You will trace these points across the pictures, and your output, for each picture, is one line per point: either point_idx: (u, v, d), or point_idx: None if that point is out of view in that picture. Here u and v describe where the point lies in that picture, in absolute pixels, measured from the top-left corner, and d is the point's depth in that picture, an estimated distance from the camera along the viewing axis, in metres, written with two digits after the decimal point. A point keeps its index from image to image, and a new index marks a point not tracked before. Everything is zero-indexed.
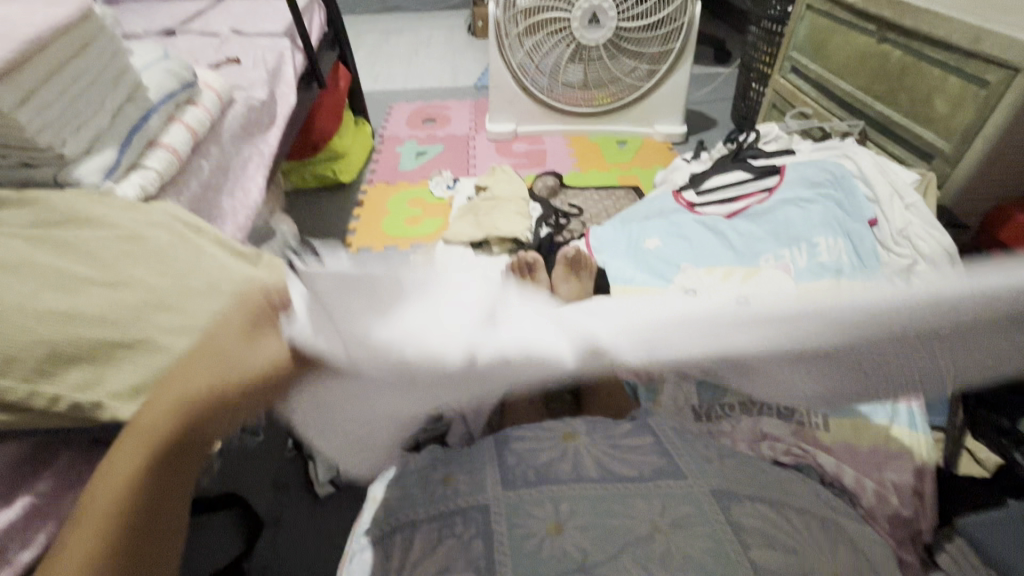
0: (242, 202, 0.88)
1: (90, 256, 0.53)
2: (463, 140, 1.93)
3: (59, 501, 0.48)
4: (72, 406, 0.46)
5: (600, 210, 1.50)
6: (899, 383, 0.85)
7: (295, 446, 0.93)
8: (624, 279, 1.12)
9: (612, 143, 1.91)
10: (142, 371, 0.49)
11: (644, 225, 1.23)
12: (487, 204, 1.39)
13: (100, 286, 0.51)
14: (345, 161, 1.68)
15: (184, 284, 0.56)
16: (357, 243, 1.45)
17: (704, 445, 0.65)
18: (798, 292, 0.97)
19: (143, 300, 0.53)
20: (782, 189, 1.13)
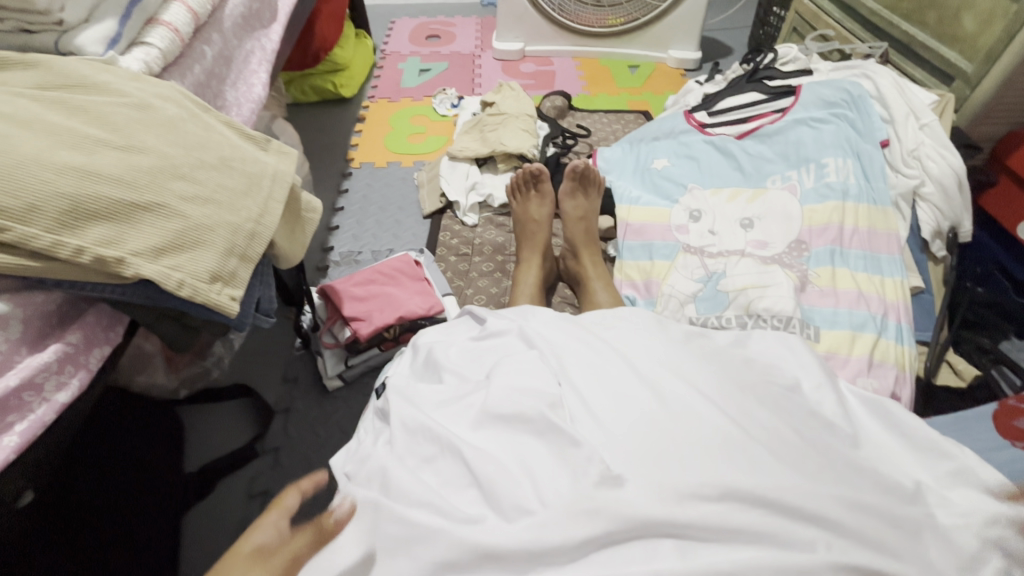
0: (247, 95, 0.86)
1: (100, 119, 0.53)
2: (468, 58, 1.85)
3: (88, 354, 0.49)
4: (95, 259, 0.46)
5: (608, 133, 1.47)
6: (892, 300, 0.88)
7: (303, 345, 0.96)
8: (630, 198, 1.13)
9: (624, 66, 1.83)
10: (160, 233, 0.50)
11: (654, 145, 1.23)
12: (493, 119, 1.35)
13: (114, 148, 0.51)
14: (347, 74, 1.62)
15: (195, 157, 0.57)
16: (359, 158, 1.43)
17: (711, 365, 0.60)
18: (802, 213, 0.99)
19: (157, 166, 0.53)
20: (796, 110, 1.11)
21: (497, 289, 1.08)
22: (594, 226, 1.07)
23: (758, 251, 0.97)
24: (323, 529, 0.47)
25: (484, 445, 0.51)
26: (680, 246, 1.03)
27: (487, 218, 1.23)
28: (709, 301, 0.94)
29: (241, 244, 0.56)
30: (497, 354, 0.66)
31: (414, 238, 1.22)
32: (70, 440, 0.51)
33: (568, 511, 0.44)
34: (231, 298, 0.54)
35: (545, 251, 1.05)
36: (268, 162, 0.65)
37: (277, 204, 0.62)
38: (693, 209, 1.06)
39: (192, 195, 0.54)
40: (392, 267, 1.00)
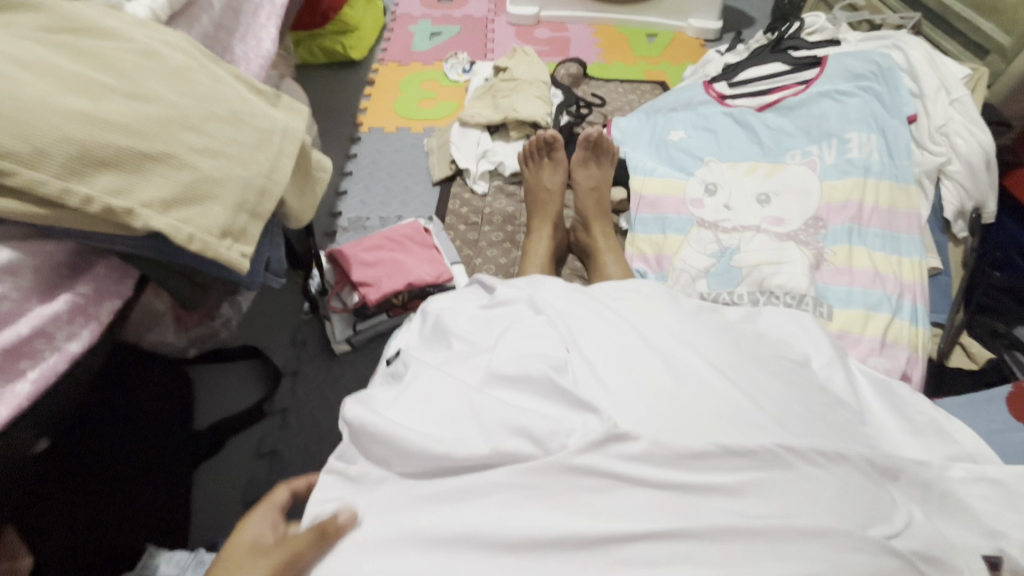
0: (256, 50, 0.84)
1: (107, 65, 0.51)
2: (481, 22, 1.80)
3: (99, 305, 0.49)
4: (105, 209, 0.45)
5: (624, 103, 1.43)
6: (909, 280, 0.87)
7: (311, 309, 0.96)
8: (644, 169, 1.10)
9: (641, 35, 1.78)
10: (170, 185, 0.49)
11: (671, 116, 1.20)
12: (506, 84, 1.32)
13: (122, 96, 0.50)
14: (356, 35, 1.58)
15: (204, 108, 0.55)
16: (368, 123, 1.40)
17: (723, 338, 0.59)
18: (820, 190, 0.96)
19: (166, 116, 0.51)
20: (821, 82, 1.08)
21: (506, 259, 1.07)
22: (607, 197, 1.04)
23: (774, 227, 0.95)
24: (326, 530, 0.43)
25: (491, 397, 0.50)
26: (694, 221, 1.01)
27: (497, 187, 1.21)
28: (722, 277, 0.92)
29: (252, 200, 0.55)
30: (506, 322, 0.65)
31: (423, 205, 1.20)
32: (80, 392, 0.51)
33: (570, 465, 0.44)
34: (242, 255, 0.53)
35: (556, 221, 1.03)
36: (279, 117, 0.63)
37: (288, 161, 0.60)
38: (709, 183, 1.04)
39: (201, 147, 0.53)
40: (401, 234, 0.99)
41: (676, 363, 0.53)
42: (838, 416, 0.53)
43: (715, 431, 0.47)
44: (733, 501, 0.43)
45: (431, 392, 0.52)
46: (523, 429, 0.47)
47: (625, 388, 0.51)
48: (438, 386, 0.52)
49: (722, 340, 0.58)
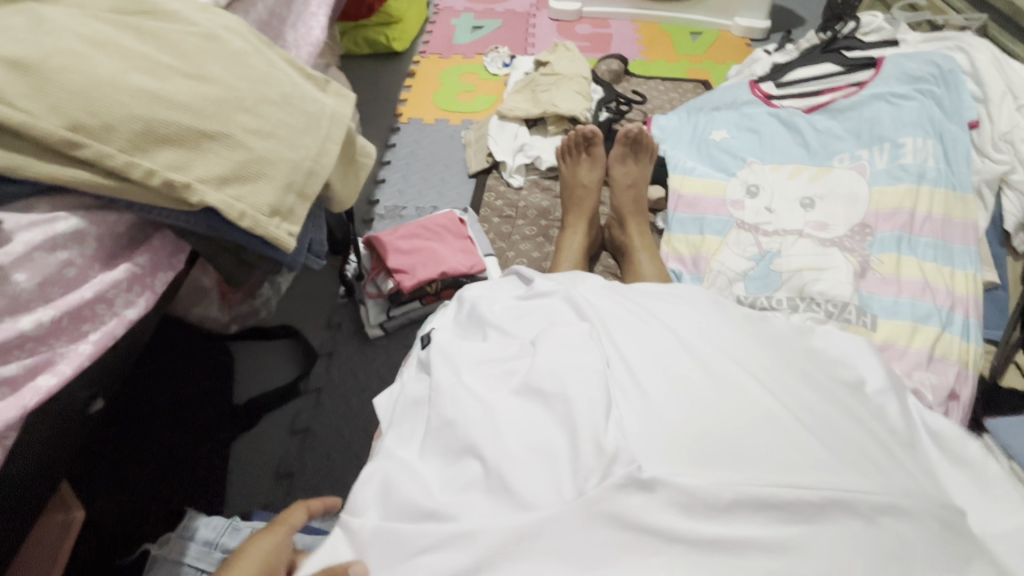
0: (305, 37, 0.86)
1: (171, 46, 0.53)
2: (523, 17, 1.79)
3: (154, 276, 0.51)
4: (164, 183, 0.47)
5: (664, 101, 1.40)
6: (961, 294, 0.83)
7: (346, 293, 0.98)
8: (684, 168, 1.09)
9: (685, 32, 1.74)
10: (225, 162, 0.51)
11: (713, 115, 1.17)
12: (546, 79, 1.31)
13: (183, 76, 0.52)
14: (399, 27, 1.60)
15: (259, 90, 0.57)
16: (407, 114, 1.42)
17: (758, 348, 0.60)
18: (869, 196, 0.93)
19: (223, 96, 0.53)
20: (875, 84, 1.04)
21: (539, 253, 1.07)
22: (645, 195, 1.03)
23: (818, 232, 0.92)
24: None
25: (523, 409, 0.53)
26: (734, 222, 0.99)
27: (533, 181, 1.21)
28: (761, 281, 0.90)
29: (300, 181, 0.56)
30: (543, 317, 0.66)
31: (458, 196, 1.21)
32: (132, 358, 0.53)
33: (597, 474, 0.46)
34: (289, 233, 0.54)
35: (591, 217, 1.03)
36: (327, 102, 0.65)
37: (335, 145, 0.62)
38: (751, 184, 1.02)
39: (255, 127, 0.54)
40: (436, 224, 1.00)
41: (713, 374, 0.54)
42: (873, 435, 0.53)
43: (747, 453, 0.47)
44: (760, 509, 0.44)
45: (467, 391, 0.55)
46: (554, 437, 0.50)
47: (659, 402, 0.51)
48: (475, 388, 0.55)
49: (757, 352, 0.59)
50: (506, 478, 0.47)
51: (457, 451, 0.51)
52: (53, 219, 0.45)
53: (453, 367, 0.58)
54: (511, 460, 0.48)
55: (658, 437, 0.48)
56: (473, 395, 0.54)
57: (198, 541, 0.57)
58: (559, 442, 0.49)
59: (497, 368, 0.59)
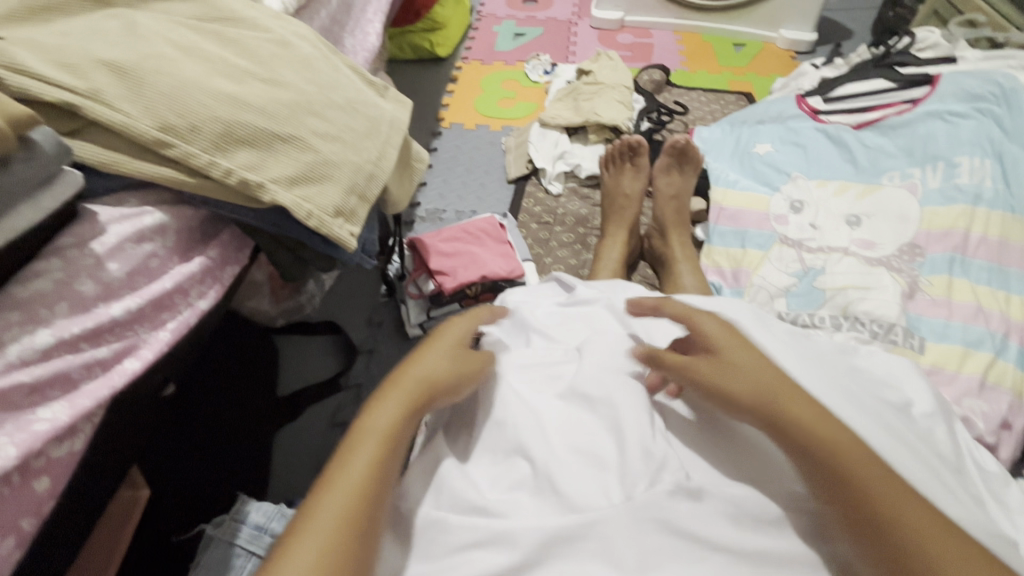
0: (362, 44, 0.89)
1: (249, 52, 0.56)
2: (564, 25, 1.81)
3: (222, 269, 0.54)
4: (240, 182, 0.50)
5: (706, 113, 1.40)
6: (1017, 320, 0.80)
7: (388, 292, 1.01)
8: (726, 181, 1.08)
9: (728, 44, 1.73)
10: (295, 164, 0.53)
11: (758, 128, 1.17)
12: (589, 87, 1.32)
13: (259, 81, 0.55)
14: (443, 33, 1.63)
15: (327, 96, 0.59)
16: (449, 118, 1.44)
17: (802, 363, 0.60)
18: (920, 215, 0.91)
19: (294, 101, 0.56)
20: (930, 102, 1.02)
21: (576, 261, 1.08)
22: (687, 207, 1.02)
23: (864, 250, 0.90)
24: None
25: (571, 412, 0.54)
26: (776, 237, 0.98)
27: (572, 189, 1.21)
28: (803, 298, 0.89)
29: (362, 184, 0.59)
30: (586, 324, 0.67)
31: (497, 201, 1.23)
32: (198, 347, 0.56)
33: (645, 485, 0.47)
34: (350, 234, 0.56)
35: (632, 227, 1.03)
36: (387, 108, 0.67)
37: (393, 150, 0.64)
38: (796, 200, 1.01)
39: (322, 131, 0.57)
40: (477, 228, 1.02)
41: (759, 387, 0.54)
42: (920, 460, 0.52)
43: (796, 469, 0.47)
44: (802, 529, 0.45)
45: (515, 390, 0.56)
46: (601, 444, 0.51)
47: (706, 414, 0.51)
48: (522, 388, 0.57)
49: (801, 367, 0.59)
50: (555, 479, 0.48)
51: (506, 451, 0.52)
52: (140, 213, 0.48)
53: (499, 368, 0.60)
54: (560, 464, 0.49)
55: (702, 453, 0.50)
56: (520, 395, 0.55)
57: (249, 525, 0.60)
58: (607, 449, 0.50)
59: (541, 370, 0.60)
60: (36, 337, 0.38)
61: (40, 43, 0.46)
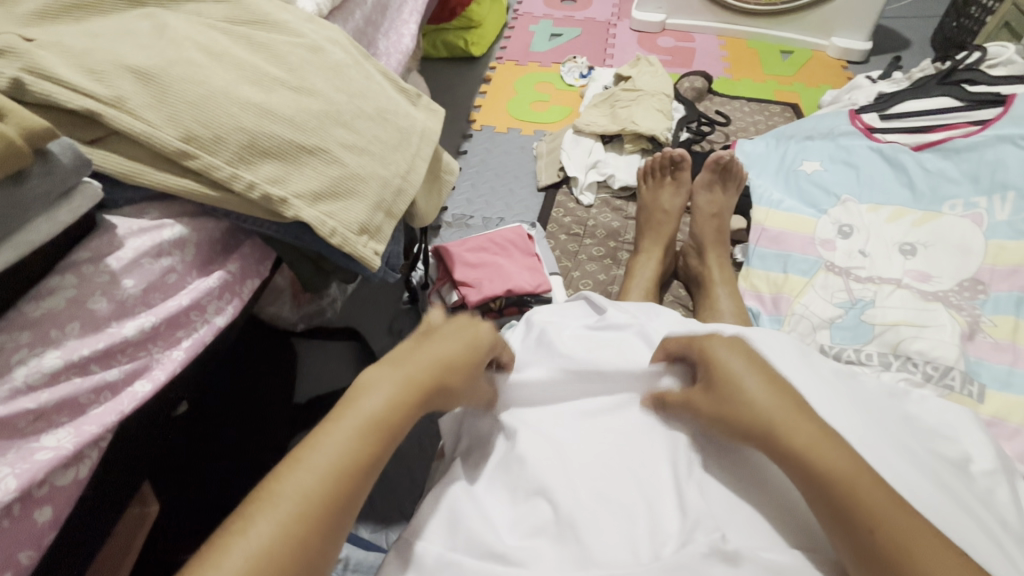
0: (396, 46, 0.86)
1: (279, 58, 0.54)
2: (603, 26, 1.75)
3: (242, 283, 0.52)
4: (262, 196, 0.47)
5: (749, 124, 1.33)
6: None
7: (410, 300, 0.98)
8: (769, 200, 1.03)
9: (775, 51, 1.65)
10: (321, 178, 0.51)
11: (805, 145, 1.11)
12: (626, 94, 1.27)
13: (288, 89, 0.52)
14: (478, 32, 1.60)
15: (357, 105, 0.57)
16: (480, 120, 1.41)
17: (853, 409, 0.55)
18: (985, 248, 0.83)
19: (323, 111, 0.53)
20: (1002, 124, 0.94)
21: (605, 276, 1.03)
22: (728, 226, 0.97)
23: (919, 283, 0.84)
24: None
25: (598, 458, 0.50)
26: (822, 264, 0.92)
27: (604, 200, 1.17)
28: (849, 331, 0.83)
29: (388, 199, 0.56)
30: (615, 352, 0.63)
31: (526, 209, 1.19)
32: (213, 362, 0.54)
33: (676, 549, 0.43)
34: (374, 252, 0.54)
35: (668, 244, 0.98)
36: (418, 118, 0.64)
37: (423, 163, 0.61)
38: (844, 224, 0.95)
39: (351, 143, 0.54)
40: (504, 238, 0.99)
41: None
42: (983, 531, 0.47)
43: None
44: None
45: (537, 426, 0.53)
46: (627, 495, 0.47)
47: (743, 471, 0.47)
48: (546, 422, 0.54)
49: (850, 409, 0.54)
50: (580, 531, 0.44)
51: (526, 491, 0.48)
52: (160, 226, 0.46)
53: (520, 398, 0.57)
54: (584, 514, 0.46)
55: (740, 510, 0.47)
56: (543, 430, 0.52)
57: None
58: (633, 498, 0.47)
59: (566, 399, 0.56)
60: (45, 359, 0.37)
61: (66, 46, 0.45)
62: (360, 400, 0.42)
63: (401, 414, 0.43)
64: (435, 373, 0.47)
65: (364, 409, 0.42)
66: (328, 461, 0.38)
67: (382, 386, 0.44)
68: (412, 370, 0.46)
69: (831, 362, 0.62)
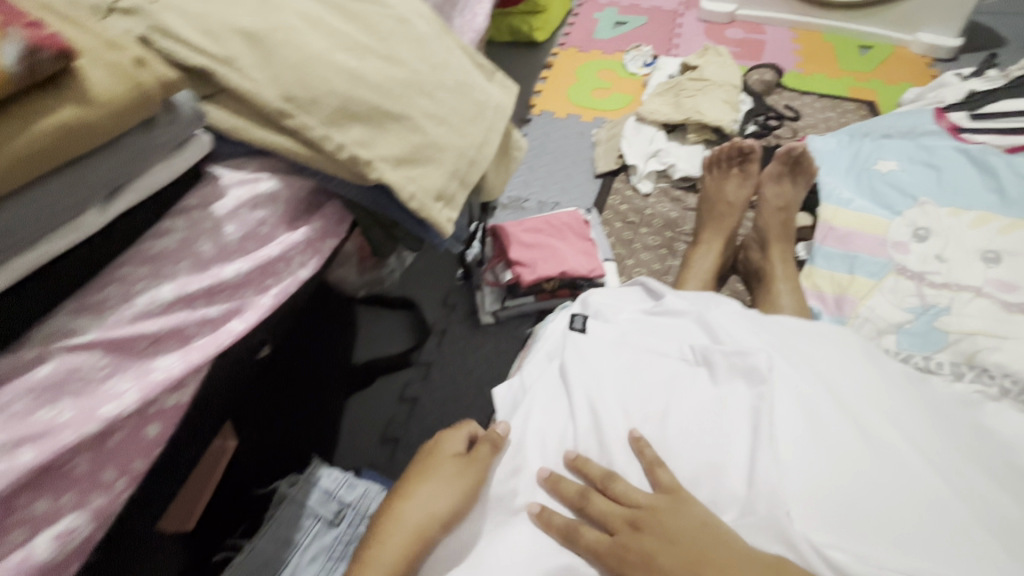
0: (469, 24, 0.87)
1: (369, 27, 0.56)
2: (669, 15, 1.71)
3: (323, 241, 0.55)
4: (350, 158, 0.50)
5: (820, 120, 1.28)
6: None
7: (465, 276, 1.01)
8: (839, 200, 0.99)
9: (852, 45, 1.57)
10: (403, 144, 0.53)
11: (882, 143, 1.05)
12: (692, 83, 1.25)
13: (377, 57, 0.54)
14: (543, 17, 1.59)
15: (438, 76, 0.58)
16: (540, 106, 1.41)
17: (916, 406, 0.54)
18: None
19: (408, 80, 0.55)
20: None
21: (660, 266, 1.03)
22: (794, 222, 0.95)
23: (1002, 293, 0.78)
24: None
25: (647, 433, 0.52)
26: (892, 267, 0.88)
27: (662, 190, 1.15)
28: (919, 338, 0.79)
29: (463, 169, 0.58)
30: (672, 333, 0.63)
31: (581, 194, 1.19)
32: (292, 313, 0.58)
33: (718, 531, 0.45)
34: (448, 219, 0.56)
35: (730, 236, 0.96)
36: (492, 93, 0.65)
37: (495, 137, 0.63)
38: (920, 227, 0.90)
39: (431, 112, 0.56)
40: (561, 221, 0.99)
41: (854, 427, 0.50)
42: None
43: (907, 533, 0.44)
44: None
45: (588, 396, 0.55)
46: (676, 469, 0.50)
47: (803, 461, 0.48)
48: (602, 390, 0.55)
49: (909, 405, 0.54)
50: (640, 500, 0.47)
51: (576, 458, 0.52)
52: (257, 180, 0.49)
53: (575, 363, 0.58)
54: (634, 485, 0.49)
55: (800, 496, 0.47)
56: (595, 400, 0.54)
57: (320, 488, 0.62)
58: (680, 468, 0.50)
59: (621, 369, 0.57)
60: (160, 292, 0.40)
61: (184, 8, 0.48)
62: (403, 509, 0.48)
63: (444, 509, 0.49)
64: (471, 473, 0.51)
65: (405, 517, 0.48)
66: (418, 518, 0.48)
67: (423, 493, 0.49)
68: (441, 469, 0.51)
69: (902, 365, 0.60)
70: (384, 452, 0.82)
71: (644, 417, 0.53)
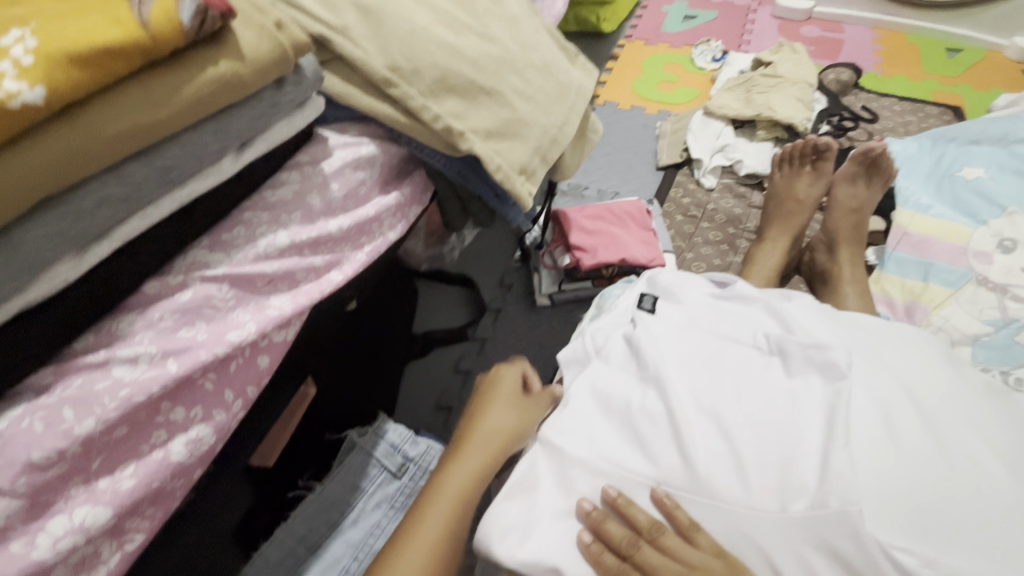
0: (549, 9, 0.89)
1: (466, 5, 0.59)
2: (742, 10, 1.67)
3: (409, 207, 0.58)
4: (444, 128, 0.53)
5: (899, 123, 1.23)
6: None
7: (522, 258, 1.03)
8: (917, 205, 0.95)
9: (938, 47, 1.49)
10: (493, 118, 0.55)
11: (968, 149, 1.01)
12: (765, 80, 1.22)
13: (474, 34, 0.57)
14: (612, 7, 1.55)
15: (527, 55, 0.61)
16: (604, 96, 1.41)
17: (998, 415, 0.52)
18: None
19: (501, 57, 0.58)
20: None
21: (720, 261, 1.02)
22: (866, 224, 0.92)
23: None
24: None
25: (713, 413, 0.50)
26: (972, 277, 0.84)
27: (726, 186, 1.14)
28: (997, 352, 0.76)
29: (545, 147, 0.60)
30: (742, 319, 0.61)
31: (642, 186, 1.18)
32: (376, 273, 0.61)
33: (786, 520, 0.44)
34: (528, 193, 0.58)
35: (797, 235, 0.95)
36: (575, 76, 0.67)
37: (576, 117, 0.64)
38: (1006, 238, 0.86)
39: (520, 90, 0.58)
40: (622, 210, 0.99)
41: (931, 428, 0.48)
42: None
43: (979, 537, 0.42)
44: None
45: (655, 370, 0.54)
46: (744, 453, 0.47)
47: (878, 459, 0.46)
48: (672, 364, 0.54)
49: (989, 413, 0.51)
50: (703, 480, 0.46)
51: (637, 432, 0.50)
52: (359, 144, 0.53)
53: (646, 337, 0.57)
54: (703, 466, 0.47)
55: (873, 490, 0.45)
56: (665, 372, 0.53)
57: (387, 442, 0.64)
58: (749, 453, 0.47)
59: (692, 349, 0.56)
60: (277, 237, 0.44)
61: None
62: (446, 482, 0.50)
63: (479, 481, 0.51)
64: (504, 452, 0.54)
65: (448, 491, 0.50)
66: (458, 489, 0.50)
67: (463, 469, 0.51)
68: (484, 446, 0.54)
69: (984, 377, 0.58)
70: (439, 418, 0.86)
71: (715, 396, 0.51)
